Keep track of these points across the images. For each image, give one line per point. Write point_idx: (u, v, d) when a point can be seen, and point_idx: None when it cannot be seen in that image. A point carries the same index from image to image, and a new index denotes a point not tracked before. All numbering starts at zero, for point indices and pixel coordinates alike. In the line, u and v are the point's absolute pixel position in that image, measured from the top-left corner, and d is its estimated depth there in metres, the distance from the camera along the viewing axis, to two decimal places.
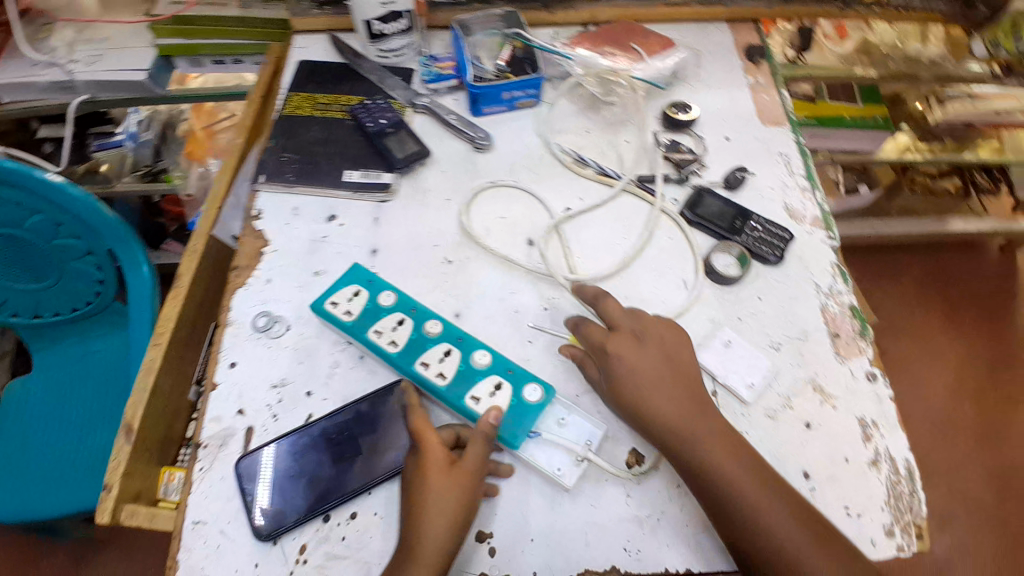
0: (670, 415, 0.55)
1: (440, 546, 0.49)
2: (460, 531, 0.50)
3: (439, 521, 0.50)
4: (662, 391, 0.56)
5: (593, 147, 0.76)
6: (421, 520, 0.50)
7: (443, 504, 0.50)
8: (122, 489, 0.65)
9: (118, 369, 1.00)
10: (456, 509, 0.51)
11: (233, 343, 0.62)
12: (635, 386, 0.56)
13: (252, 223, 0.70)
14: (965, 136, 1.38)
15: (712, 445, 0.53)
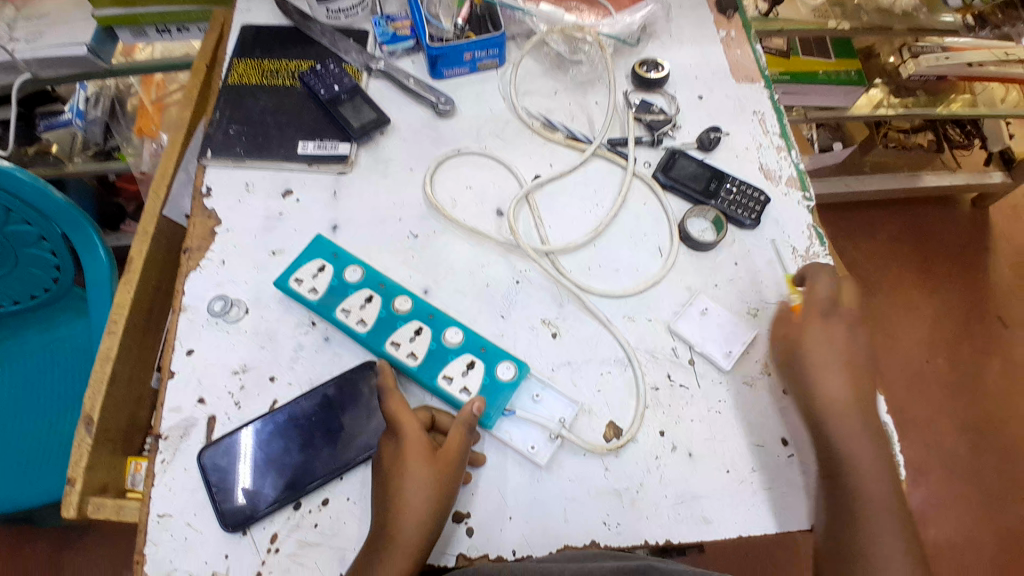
0: (833, 391, 0.55)
1: (417, 533, 0.48)
2: (433, 518, 0.49)
3: (412, 508, 0.48)
4: (841, 367, 0.56)
5: (561, 110, 0.73)
6: (397, 507, 0.48)
7: (417, 490, 0.49)
8: (84, 482, 0.63)
9: (85, 356, 0.96)
10: (435, 494, 0.49)
11: (189, 329, 0.59)
12: (819, 356, 0.56)
13: (201, 202, 0.66)
14: (937, 89, 1.37)
15: (856, 428, 0.54)
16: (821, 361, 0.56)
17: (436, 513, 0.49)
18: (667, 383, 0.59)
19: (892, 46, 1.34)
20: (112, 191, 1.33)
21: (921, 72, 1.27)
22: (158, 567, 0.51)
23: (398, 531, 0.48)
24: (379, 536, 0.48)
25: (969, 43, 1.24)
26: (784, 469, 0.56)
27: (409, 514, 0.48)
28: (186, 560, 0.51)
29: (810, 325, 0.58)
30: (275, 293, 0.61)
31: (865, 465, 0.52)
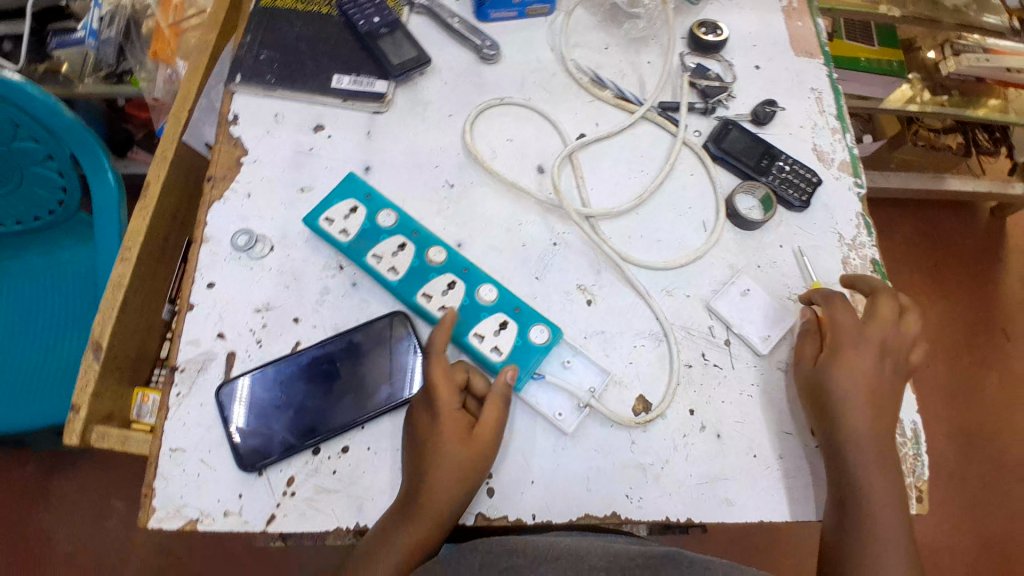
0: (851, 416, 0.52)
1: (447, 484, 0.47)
2: (457, 473, 0.48)
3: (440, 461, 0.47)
4: (867, 393, 0.53)
5: (612, 67, 0.69)
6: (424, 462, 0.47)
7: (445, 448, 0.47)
8: (90, 410, 0.61)
9: (90, 283, 0.93)
10: (467, 466, 0.49)
11: (211, 262, 0.57)
12: (852, 377, 0.53)
13: (228, 129, 0.62)
14: (971, 91, 1.29)
15: (874, 455, 0.52)
16: (851, 383, 0.53)
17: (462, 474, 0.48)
18: (701, 362, 0.57)
19: (935, 41, 1.30)
20: (122, 116, 1.27)
21: (959, 71, 1.23)
22: (168, 501, 0.50)
23: (427, 502, 0.47)
24: (410, 500, 0.48)
25: (1013, 47, 1.17)
26: (809, 460, 0.55)
27: (444, 484, 0.48)
28: (197, 497, 0.50)
29: (845, 348, 0.55)
30: (303, 232, 0.58)
31: (879, 491, 0.51)
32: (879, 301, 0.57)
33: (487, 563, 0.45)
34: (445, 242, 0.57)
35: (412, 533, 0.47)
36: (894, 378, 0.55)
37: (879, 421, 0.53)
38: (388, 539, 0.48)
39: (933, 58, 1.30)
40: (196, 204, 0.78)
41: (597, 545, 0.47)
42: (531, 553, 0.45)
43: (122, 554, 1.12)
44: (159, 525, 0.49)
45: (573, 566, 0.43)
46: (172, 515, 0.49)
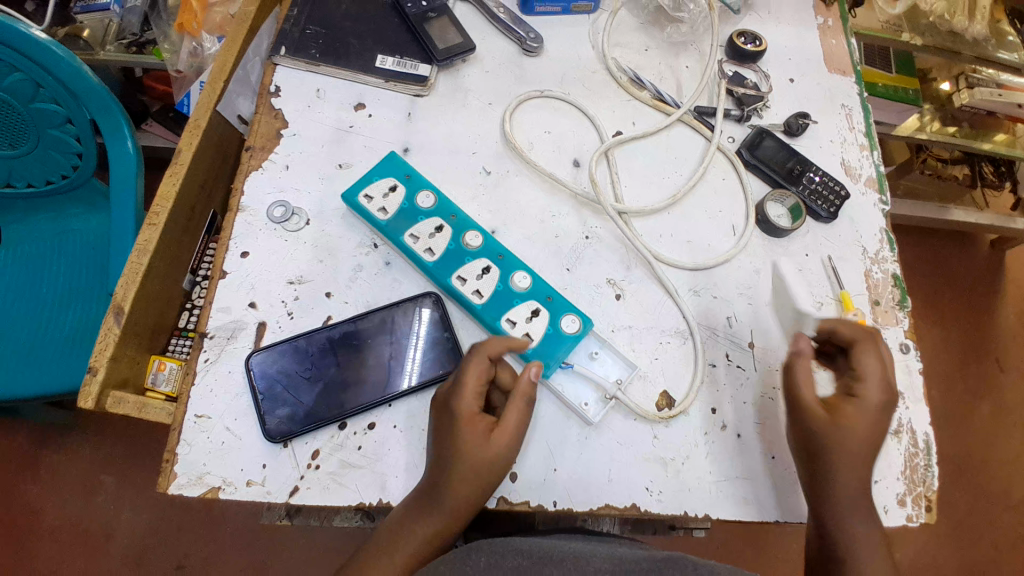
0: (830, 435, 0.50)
1: (473, 477, 0.47)
2: (490, 469, 0.47)
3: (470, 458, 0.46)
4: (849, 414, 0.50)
5: (651, 68, 0.70)
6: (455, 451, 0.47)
7: (478, 433, 0.47)
8: (107, 374, 0.60)
9: (98, 251, 0.92)
10: (495, 462, 0.47)
11: (247, 231, 0.56)
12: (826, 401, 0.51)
13: (269, 101, 0.62)
14: (982, 124, 1.30)
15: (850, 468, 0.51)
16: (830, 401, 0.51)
17: (496, 463, 0.47)
18: (725, 362, 0.58)
19: (950, 73, 1.32)
20: (138, 87, 1.22)
21: (972, 104, 1.20)
22: (190, 468, 0.49)
23: (450, 492, 0.46)
24: (434, 487, 0.47)
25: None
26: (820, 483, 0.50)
27: (471, 474, 0.47)
28: (220, 465, 0.49)
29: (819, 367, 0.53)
30: (339, 208, 0.58)
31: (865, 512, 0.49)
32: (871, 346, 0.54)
33: (491, 563, 0.41)
34: (481, 228, 0.57)
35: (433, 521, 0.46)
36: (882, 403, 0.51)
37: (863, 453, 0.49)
38: (408, 523, 0.47)
39: (945, 90, 1.31)
40: (224, 178, 0.78)
41: (604, 551, 0.45)
42: (535, 555, 0.42)
43: (109, 532, 1.10)
44: (180, 491, 0.48)
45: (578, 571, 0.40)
46: (192, 483, 0.48)
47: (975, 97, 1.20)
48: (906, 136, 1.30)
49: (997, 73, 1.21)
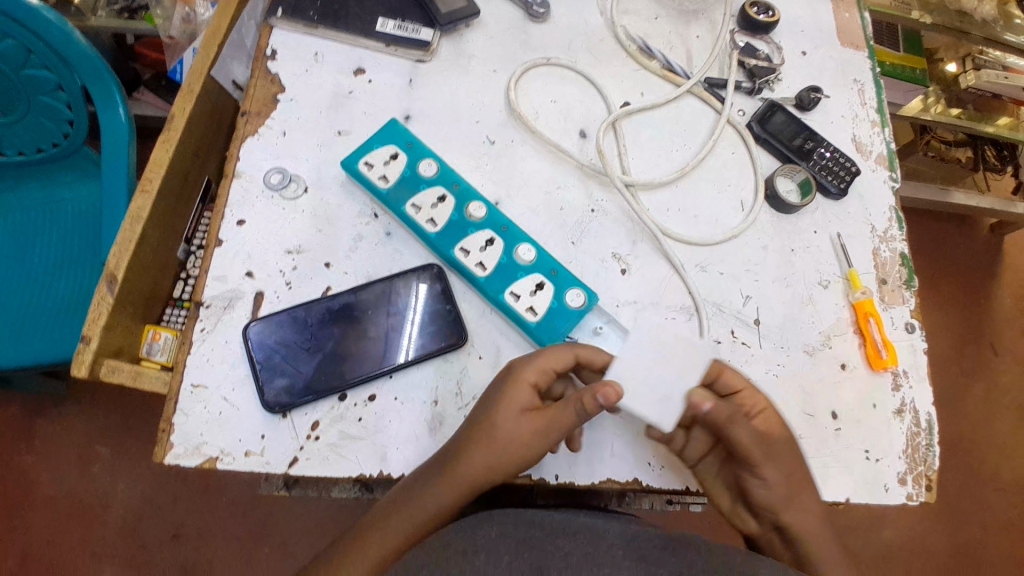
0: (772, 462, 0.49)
1: (489, 470, 0.46)
2: (510, 465, 0.46)
3: (494, 450, 0.46)
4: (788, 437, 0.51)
5: (660, 37, 0.68)
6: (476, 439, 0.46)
7: (504, 424, 0.46)
8: (100, 343, 0.59)
9: (89, 219, 0.89)
10: (509, 447, 0.46)
11: (243, 198, 0.55)
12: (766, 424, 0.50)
13: (265, 64, 0.60)
14: (986, 106, 1.29)
15: None
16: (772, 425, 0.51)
17: (513, 459, 0.46)
18: (730, 339, 0.57)
19: (958, 54, 1.28)
20: (129, 55, 1.18)
21: (979, 85, 1.20)
22: (187, 438, 0.48)
23: (456, 471, 0.45)
24: (440, 465, 0.46)
25: None
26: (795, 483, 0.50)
27: (483, 456, 0.45)
28: (218, 435, 0.48)
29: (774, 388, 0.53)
30: (338, 176, 0.57)
31: None
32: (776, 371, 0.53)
33: (503, 533, 0.42)
34: (486, 199, 0.56)
35: (435, 500, 0.45)
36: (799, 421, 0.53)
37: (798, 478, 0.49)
38: (409, 500, 0.46)
39: (952, 72, 1.28)
40: (218, 145, 0.76)
41: (617, 529, 0.45)
42: (547, 528, 0.43)
43: (105, 501, 1.10)
44: (177, 461, 0.47)
45: (590, 545, 0.40)
46: (189, 452, 0.47)
47: (982, 79, 1.19)
48: (910, 117, 1.28)
49: (1004, 55, 1.18)
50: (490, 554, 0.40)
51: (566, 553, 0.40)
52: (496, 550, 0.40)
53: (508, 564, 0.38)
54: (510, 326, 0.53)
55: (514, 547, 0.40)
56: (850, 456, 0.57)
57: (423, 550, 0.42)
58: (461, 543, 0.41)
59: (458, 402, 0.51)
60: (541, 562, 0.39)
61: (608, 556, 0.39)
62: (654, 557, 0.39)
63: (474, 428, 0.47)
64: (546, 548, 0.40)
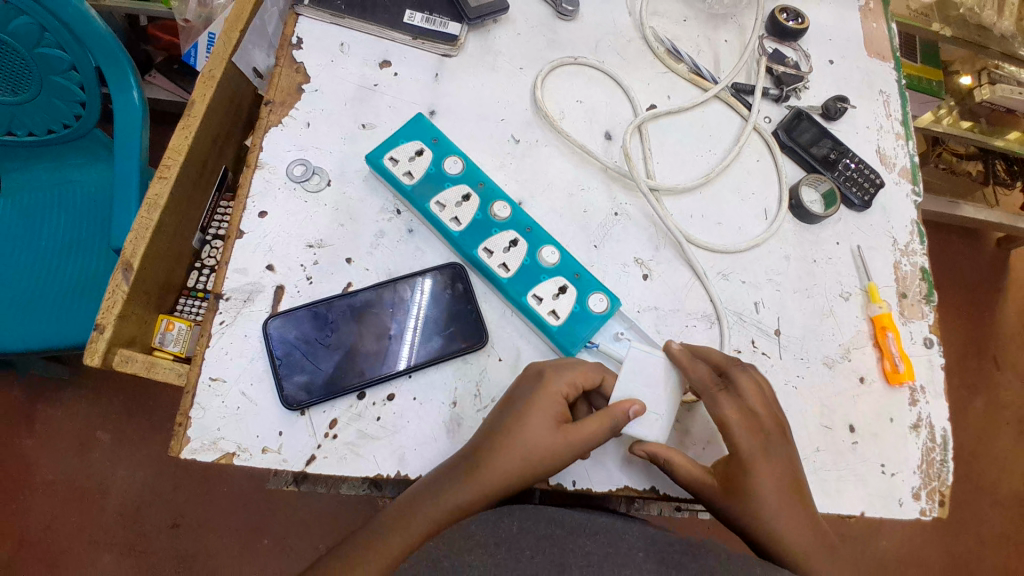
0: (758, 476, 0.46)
1: (507, 478, 0.45)
2: (531, 475, 0.46)
3: (514, 457, 0.45)
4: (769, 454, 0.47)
5: (689, 41, 0.67)
6: (499, 444, 0.46)
7: (528, 433, 0.46)
8: (114, 332, 0.58)
9: (99, 203, 0.88)
10: (536, 456, 0.45)
11: (265, 189, 0.54)
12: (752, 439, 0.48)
13: (290, 54, 0.59)
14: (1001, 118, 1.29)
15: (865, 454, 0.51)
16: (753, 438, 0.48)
17: (534, 469, 0.45)
18: (750, 348, 0.57)
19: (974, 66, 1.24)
20: (142, 37, 1.16)
21: (993, 99, 1.17)
22: (204, 433, 0.47)
23: (480, 474, 0.45)
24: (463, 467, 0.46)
25: None
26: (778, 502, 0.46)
27: (504, 463, 0.45)
28: (235, 430, 0.47)
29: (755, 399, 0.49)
30: (361, 170, 0.56)
31: None
32: (737, 379, 0.50)
33: (525, 527, 0.42)
34: (510, 199, 0.55)
35: (458, 503, 0.44)
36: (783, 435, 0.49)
37: (806, 504, 0.46)
38: (431, 500, 0.45)
39: (965, 85, 1.25)
40: (235, 133, 0.75)
41: (639, 527, 0.44)
42: (567, 524, 0.42)
43: (104, 487, 1.10)
44: (193, 456, 0.47)
45: (612, 545, 0.41)
46: (206, 447, 0.47)
47: (997, 94, 1.17)
48: (923, 129, 1.27)
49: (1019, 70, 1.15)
50: (510, 548, 0.40)
51: (587, 553, 0.40)
52: (517, 544, 0.40)
53: (530, 561, 0.39)
54: (532, 329, 0.53)
55: (535, 543, 0.41)
56: (866, 469, 0.56)
57: (442, 540, 0.42)
58: (482, 533, 0.42)
59: (477, 404, 0.51)
60: (563, 560, 0.39)
61: (628, 557, 0.40)
62: (676, 560, 0.39)
63: (499, 432, 0.46)
64: (567, 547, 0.40)
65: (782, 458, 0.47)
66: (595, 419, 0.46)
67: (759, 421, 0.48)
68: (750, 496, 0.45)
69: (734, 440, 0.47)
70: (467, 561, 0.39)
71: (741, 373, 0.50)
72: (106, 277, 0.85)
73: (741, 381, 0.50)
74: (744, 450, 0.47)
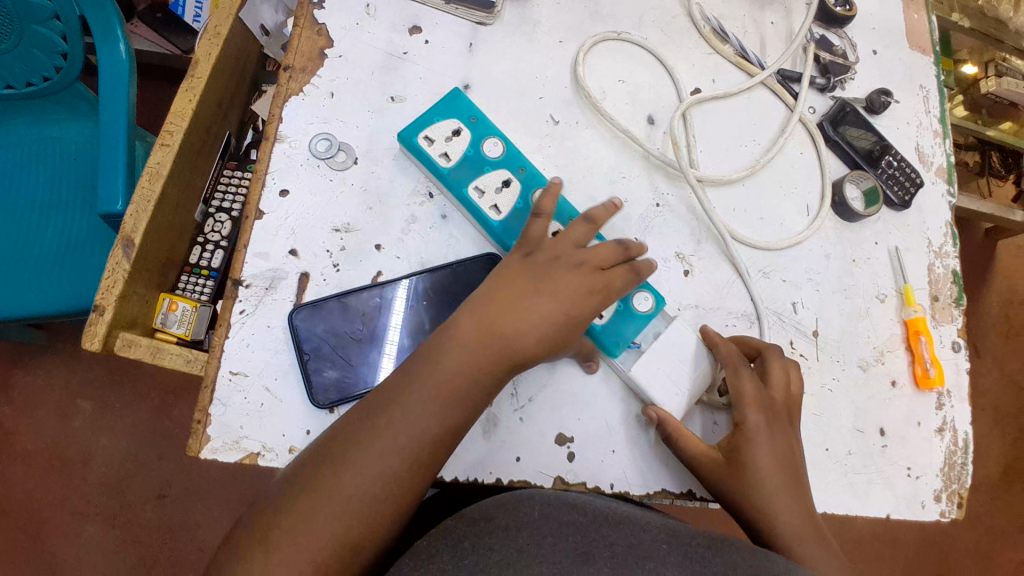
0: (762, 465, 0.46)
1: (544, 323, 0.44)
2: (562, 326, 0.45)
3: (558, 300, 0.45)
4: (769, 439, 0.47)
5: (735, 20, 0.63)
6: (542, 289, 0.45)
7: (570, 278, 0.46)
8: (115, 314, 0.54)
9: (82, 163, 0.81)
10: (575, 310, 0.45)
11: (285, 166, 0.50)
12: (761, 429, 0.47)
13: (310, 13, 0.54)
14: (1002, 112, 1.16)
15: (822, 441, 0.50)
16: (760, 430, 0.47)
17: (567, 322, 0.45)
18: (789, 349, 0.56)
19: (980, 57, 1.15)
20: None
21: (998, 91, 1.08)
22: (226, 431, 0.44)
23: (392, 422, 0.40)
24: (362, 424, 0.41)
25: None
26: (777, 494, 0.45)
27: (548, 304, 0.44)
28: (259, 429, 0.44)
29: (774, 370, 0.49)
30: (391, 148, 0.51)
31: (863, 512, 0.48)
32: (770, 366, 0.50)
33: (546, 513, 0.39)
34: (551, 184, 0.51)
35: (387, 464, 0.39)
36: (789, 432, 0.48)
37: None
38: (343, 468, 0.39)
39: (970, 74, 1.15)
40: (239, 94, 0.69)
41: (659, 519, 0.42)
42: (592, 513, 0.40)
43: (87, 457, 1.05)
44: (214, 456, 0.44)
45: (635, 537, 0.38)
46: (228, 447, 0.44)
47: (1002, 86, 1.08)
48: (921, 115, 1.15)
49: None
50: (533, 534, 0.37)
51: (611, 544, 0.37)
52: (540, 530, 0.37)
53: (552, 546, 0.36)
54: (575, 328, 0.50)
55: (558, 530, 0.38)
56: (893, 472, 0.57)
57: (467, 524, 0.40)
58: (502, 516, 0.40)
59: (513, 404, 0.49)
60: (586, 548, 0.36)
61: (652, 550, 0.36)
62: (700, 551, 0.37)
63: (542, 276, 0.45)
64: (589, 536, 0.37)
65: (781, 443, 0.47)
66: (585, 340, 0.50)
67: (770, 404, 0.48)
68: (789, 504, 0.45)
69: (743, 414, 0.47)
70: (489, 543, 0.37)
71: (772, 362, 0.50)
72: (88, 244, 0.78)
73: (772, 368, 0.50)
74: (749, 426, 0.47)
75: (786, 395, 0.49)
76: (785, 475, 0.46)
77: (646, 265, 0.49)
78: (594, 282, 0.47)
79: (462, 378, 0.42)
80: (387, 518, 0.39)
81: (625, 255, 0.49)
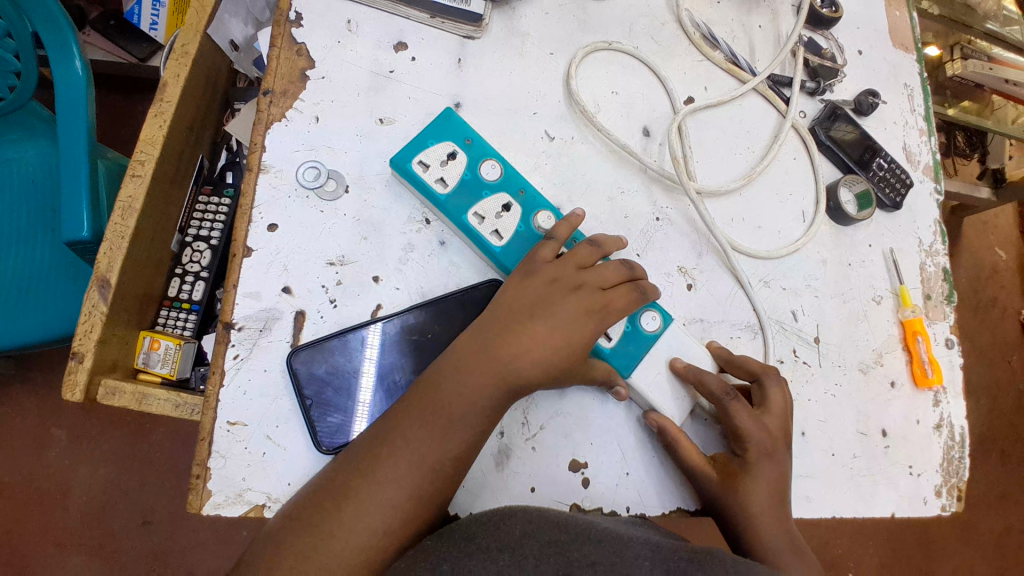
0: (760, 477, 0.46)
1: (544, 358, 0.42)
2: (563, 357, 0.43)
3: (557, 329, 0.43)
4: (767, 455, 0.47)
5: (723, 25, 0.62)
6: (539, 318, 0.43)
7: (569, 306, 0.44)
8: (95, 360, 0.50)
9: (40, 187, 0.74)
10: (578, 338, 0.43)
11: (272, 198, 0.47)
12: (762, 447, 0.47)
13: (287, 32, 0.51)
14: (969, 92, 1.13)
15: None
16: (760, 447, 0.47)
17: (572, 349, 0.43)
18: (792, 358, 0.56)
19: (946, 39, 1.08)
20: None
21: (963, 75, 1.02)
22: (228, 484, 0.42)
23: (394, 452, 0.39)
24: (363, 460, 0.39)
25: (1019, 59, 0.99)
26: (775, 504, 0.46)
27: (548, 333, 0.43)
28: (261, 479, 0.42)
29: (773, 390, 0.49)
30: (382, 173, 0.49)
31: None
32: (768, 393, 0.49)
33: (527, 532, 0.35)
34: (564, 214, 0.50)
35: (390, 497, 0.38)
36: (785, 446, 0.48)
37: None
38: (343, 505, 0.37)
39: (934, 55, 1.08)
40: (212, 113, 0.66)
41: (642, 535, 0.37)
42: (575, 531, 0.36)
43: (65, 488, 0.99)
44: (216, 512, 0.41)
45: (619, 555, 0.33)
46: (231, 501, 0.41)
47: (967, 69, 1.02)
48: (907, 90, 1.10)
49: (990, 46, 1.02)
50: (514, 554, 0.33)
51: (592, 564, 0.32)
52: (522, 549, 0.33)
53: (534, 568, 0.31)
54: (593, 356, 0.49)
55: (539, 549, 0.33)
56: (896, 472, 0.57)
57: (447, 544, 0.35)
58: (483, 534, 0.35)
59: (525, 433, 0.48)
60: (567, 570, 0.31)
61: (635, 568, 0.32)
62: (683, 568, 0.32)
63: (537, 305, 0.44)
64: (571, 556, 0.33)
65: (777, 457, 0.47)
66: (602, 368, 0.47)
67: (766, 420, 0.48)
68: (786, 515, 0.46)
69: (745, 428, 0.47)
70: (467, 564, 0.32)
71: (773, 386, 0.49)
72: (50, 277, 0.72)
73: (772, 394, 0.49)
74: (752, 440, 0.47)
75: (786, 419, 0.49)
76: (774, 488, 0.46)
77: (651, 286, 0.48)
78: (593, 300, 0.45)
79: (470, 412, 0.40)
80: (393, 556, 0.37)
81: (629, 275, 0.48)
